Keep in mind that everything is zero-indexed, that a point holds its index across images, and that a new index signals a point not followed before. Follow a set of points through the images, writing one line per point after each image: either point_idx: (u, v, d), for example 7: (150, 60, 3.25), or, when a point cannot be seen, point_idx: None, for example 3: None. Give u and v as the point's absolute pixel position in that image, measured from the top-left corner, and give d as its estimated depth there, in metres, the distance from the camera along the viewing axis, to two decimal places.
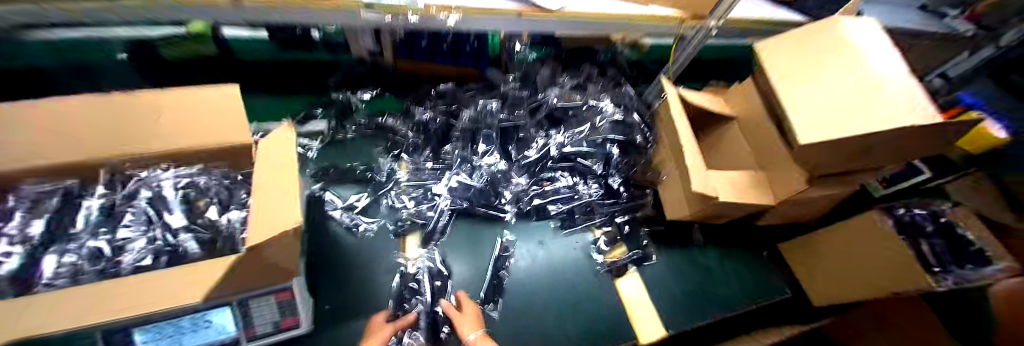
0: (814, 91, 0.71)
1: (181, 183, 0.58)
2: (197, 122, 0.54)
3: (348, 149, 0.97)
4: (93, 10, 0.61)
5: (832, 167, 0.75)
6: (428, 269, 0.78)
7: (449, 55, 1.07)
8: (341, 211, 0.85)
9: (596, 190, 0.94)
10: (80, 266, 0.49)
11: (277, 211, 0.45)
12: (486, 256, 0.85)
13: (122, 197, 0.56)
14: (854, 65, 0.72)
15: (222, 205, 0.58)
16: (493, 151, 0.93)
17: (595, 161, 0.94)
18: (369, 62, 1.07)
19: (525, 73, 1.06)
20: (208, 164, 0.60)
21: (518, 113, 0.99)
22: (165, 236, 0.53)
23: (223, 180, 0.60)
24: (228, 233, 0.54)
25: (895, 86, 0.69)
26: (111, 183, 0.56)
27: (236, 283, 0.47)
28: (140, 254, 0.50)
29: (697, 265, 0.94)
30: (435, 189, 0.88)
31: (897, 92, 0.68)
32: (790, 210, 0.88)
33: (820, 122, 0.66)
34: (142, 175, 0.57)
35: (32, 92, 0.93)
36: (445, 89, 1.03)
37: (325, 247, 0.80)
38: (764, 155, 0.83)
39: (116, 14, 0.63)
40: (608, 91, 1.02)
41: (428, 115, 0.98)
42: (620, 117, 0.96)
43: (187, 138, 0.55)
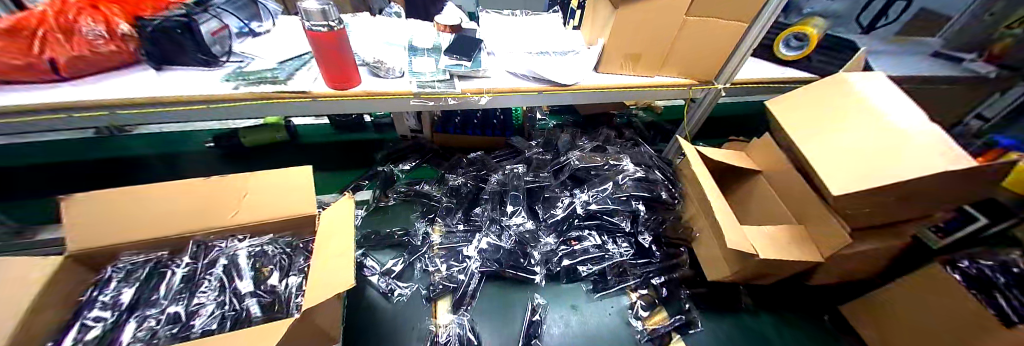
0: (833, 145, 0.73)
1: (253, 252, 0.65)
2: (272, 200, 0.64)
3: (388, 215, 1.05)
4: (200, 111, 0.77)
5: (873, 218, 0.72)
6: (459, 337, 0.78)
7: (477, 129, 1.20)
8: (379, 276, 0.88)
9: (626, 249, 0.92)
10: (157, 330, 0.55)
11: (331, 277, 0.51)
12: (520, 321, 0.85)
13: (202, 265, 0.63)
14: (872, 114, 0.74)
15: (284, 271, 0.65)
16: (521, 211, 0.95)
17: (623, 218, 0.91)
18: (410, 136, 1.28)
19: (547, 139, 1.16)
20: (275, 234, 0.69)
21: (542, 175, 1.03)
22: (232, 301, 0.59)
23: (286, 249, 0.68)
24: (287, 299, 0.61)
25: (921, 132, 0.69)
26: (193, 254, 0.64)
27: None
28: (210, 319, 0.57)
29: (750, 332, 0.88)
30: (466, 251, 0.91)
31: (925, 138, 0.68)
32: (842, 267, 0.83)
33: (847, 175, 0.67)
34: (220, 245, 0.65)
35: (131, 176, 1.11)
36: (475, 157, 1.14)
37: (365, 313, 0.83)
38: (795, 207, 0.82)
39: (216, 113, 0.78)
40: (627, 152, 1.05)
41: (459, 180, 1.06)
42: (642, 175, 0.96)
43: (264, 212, 0.64)
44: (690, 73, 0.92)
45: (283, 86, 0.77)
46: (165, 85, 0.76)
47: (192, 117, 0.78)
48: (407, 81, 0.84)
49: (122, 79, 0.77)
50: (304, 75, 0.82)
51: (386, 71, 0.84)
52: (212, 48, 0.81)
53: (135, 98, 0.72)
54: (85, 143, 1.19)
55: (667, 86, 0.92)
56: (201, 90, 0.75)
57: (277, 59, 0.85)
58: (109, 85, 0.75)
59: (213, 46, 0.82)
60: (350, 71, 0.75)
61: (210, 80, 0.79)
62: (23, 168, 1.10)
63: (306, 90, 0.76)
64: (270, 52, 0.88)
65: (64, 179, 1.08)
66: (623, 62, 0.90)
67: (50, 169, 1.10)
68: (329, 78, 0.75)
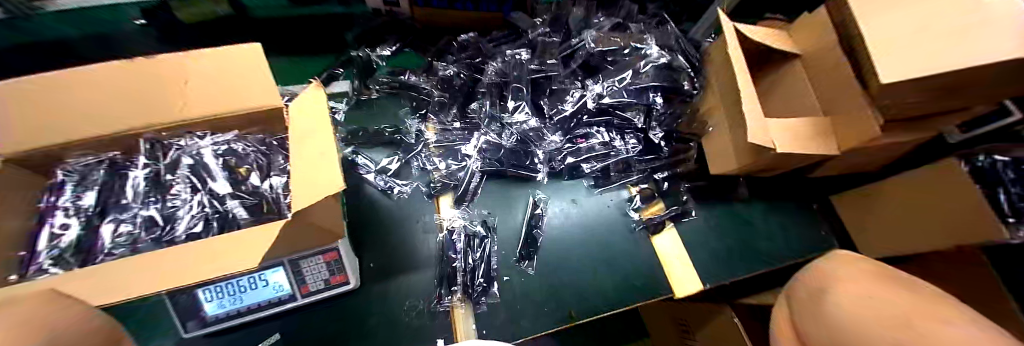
0: (891, 27, 0.62)
1: (221, 150, 0.57)
2: (225, 87, 0.52)
3: (373, 110, 0.94)
4: None
5: (912, 108, 0.66)
6: (464, 229, 0.78)
7: (466, 1, 0.99)
8: (375, 174, 0.83)
9: (633, 145, 0.88)
10: (137, 234, 0.51)
11: (318, 178, 0.43)
12: (514, 215, 0.83)
13: (165, 167, 0.56)
14: (957, 3, 0.63)
15: (264, 171, 0.57)
16: (524, 108, 0.87)
17: (636, 113, 0.87)
18: (385, 12, 1.05)
19: (556, 15, 0.98)
20: (243, 130, 0.60)
21: (549, 62, 0.90)
22: (213, 203, 0.54)
23: (259, 147, 0.59)
24: (274, 199, 0.55)
25: (1013, 18, 0.59)
26: (152, 153, 0.56)
27: (291, 245, 0.48)
28: (192, 221, 0.52)
29: (737, 218, 0.89)
30: (465, 150, 0.86)
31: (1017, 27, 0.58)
32: (857, 158, 0.80)
33: (902, 61, 0.58)
34: (180, 144, 0.57)
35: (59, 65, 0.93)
36: (467, 39, 0.97)
37: (362, 210, 0.80)
38: (827, 97, 0.75)
39: None
40: (651, 31, 0.93)
41: (452, 70, 0.93)
42: (666, 61, 0.87)
43: (214, 104, 0.53)
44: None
45: None
46: None
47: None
48: None
49: None
50: None
51: None
52: None
53: None
54: None
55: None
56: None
57: None
58: None
59: None
60: None
61: None
62: None
63: None
64: None
65: None
66: None
67: None
68: None
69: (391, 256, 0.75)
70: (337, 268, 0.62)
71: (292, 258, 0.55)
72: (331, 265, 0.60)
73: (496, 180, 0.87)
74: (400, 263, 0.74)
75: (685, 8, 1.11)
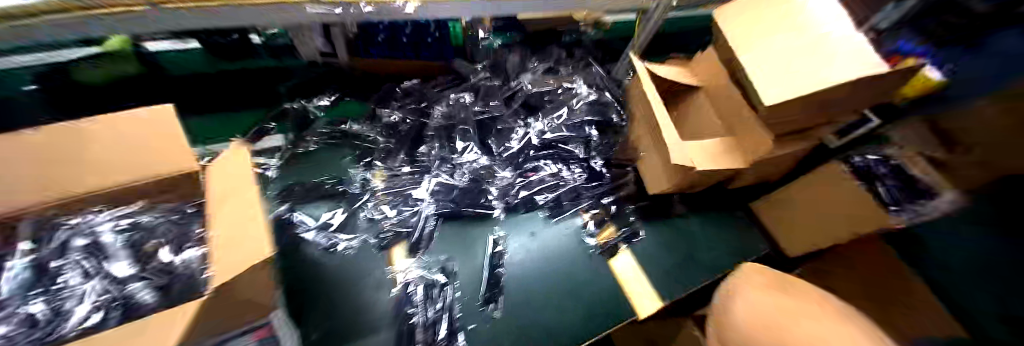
0: (767, 56, 0.74)
1: (121, 226, 0.50)
2: (131, 155, 0.46)
3: (312, 162, 0.88)
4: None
5: (796, 124, 0.78)
6: (422, 278, 0.74)
7: (407, 50, 1.02)
8: (315, 231, 0.77)
9: (579, 174, 0.92)
10: (7, 338, 0.39)
11: (245, 245, 0.40)
12: (471, 256, 0.81)
13: (49, 253, 0.47)
14: (818, 32, 0.76)
15: (177, 245, 0.49)
16: (473, 147, 0.89)
17: (577, 145, 0.93)
18: (321, 63, 1.03)
19: (494, 62, 1.05)
20: (153, 199, 0.52)
21: (492, 104, 0.95)
22: (111, 287, 0.45)
23: (170, 216, 0.53)
24: (187, 274, 0.46)
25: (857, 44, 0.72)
26: (32, 240, 0.48)
27: (209, 327, 0.41)
28: (87, 312, 0.42)
29: (680, 233, 0.95)
30: (416, 194, 0.83)
31: (863, 48, 0.72)
32: (766, 168, 0.91)
33: (778, 84, 0.69)
34: (71, 223, 0.49)
35: None
36: (411, 86, 0.99)
37: (305, 272, 0.73)
38: (730, 119, 0.86)
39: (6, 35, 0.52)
40: (579, 72, 1.02)
41: (396, 116, 0.93)
42: (595, 98, 0.97)
43: (117, 174, 0.47)
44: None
45: None
46: None
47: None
48: None
49: None
50: None
51: None
52: None
53: None
54: None
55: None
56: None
57: None
58: None
59: None
60: None
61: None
62: None
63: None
64: None
65: None
66: None
67: None
68: None
69: (341, 322, 0.68)
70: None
71: (218, 343, 0.46)
72: (264, 345, 0.51)
73: (448, 222, 0.84)
74: (351, 327, 0.68)
75: (606, 51, 1.24)
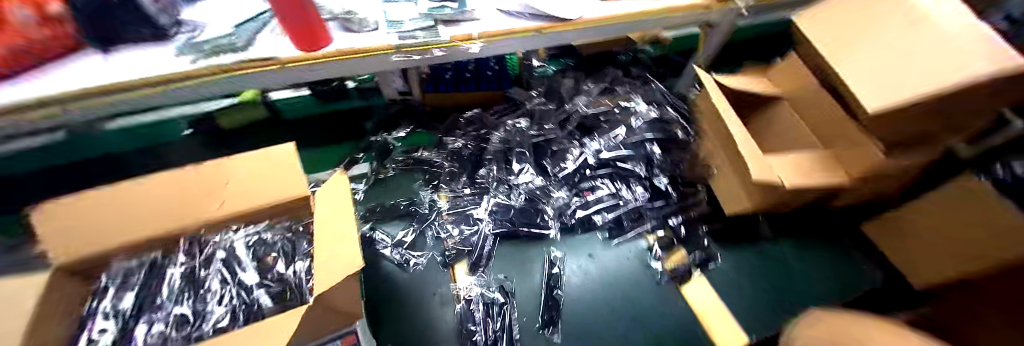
0: (867, 60, 0.65)
1: (251, 241, 0.61)
2: (256, 185, 0.58)
3: (390, 187, 0.99)
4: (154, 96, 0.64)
5: (905, 134, 0.67)
6: (483, 297, 0.77)
7: (470, 83, 1.10)
8: (392, 248, 0.85)
9: (641, 194, 0.88)
10: (167, 333, 0.52)
11: (338, 260, 0.47)
12: (526, 275, 0.82)
13: (200, 263, 0.59)
14: (934, 18, 0.64)
15: (287, 259, 0.60)
16: (528, 169, 0.91)
17: (637, 163, 0.89)
18: (398, 101, 1.16)
19: (549, 86, 1.07)
20: (272, 219, 0.63)
21: (548, 127, 0.96)
22: (241, 294, 0.56)
23: (286, 234, 0.63)
24: (298, 286, 0.56)
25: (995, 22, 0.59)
26: (188, 250, 0.60)
27: (309, 328, 0.48)
28: (220, 315, 0.54)
29: (768, 261, 0.85)
30: (477, 214, 0.88)
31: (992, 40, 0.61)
32: (869, 186, 0.79)
33: (885, 90, 0.60)
34: (215, 238, 0.60)
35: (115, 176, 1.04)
36: (473, 115, 1.06)
37: (383, 284, 0.81)
38: (825, 130, 0.78)
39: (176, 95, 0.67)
40: (637, 90, 1.00)
41: (459, 143, 1.00)
42: (656, 115, 0.93)
43: (246, 200, 0.59)
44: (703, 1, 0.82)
45: (243, 55, 0.64)
46: (116, 67, 0.62)
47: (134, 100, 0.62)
48: (384, 33, 0.73)
49: (72, 67, 0.62)
50: (267, 40, 0.68)
51: (358, 25, 0.72)
52: (158, 19, 0.65)
53: (68, 94, 0.58)
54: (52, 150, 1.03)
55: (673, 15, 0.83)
56: (156, 68, 0.62)
57: (229, 21, 0.70)
58: (45, 79, 0.59)
59: (158, 16, 0.65)
60: (316, 27, 0.63)
61: (164, 57, 0.64)
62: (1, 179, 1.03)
63: (271, 56, 0.65)
64: (223, 14, 0.72)
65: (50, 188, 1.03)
66: None
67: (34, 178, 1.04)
68: (296, 39, 0.64)
69: (412, 335, 0.74)
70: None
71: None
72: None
73: (504, 242, 0.87)
74: (421, 340, 0.73)
75: (663, 67, 1.22)
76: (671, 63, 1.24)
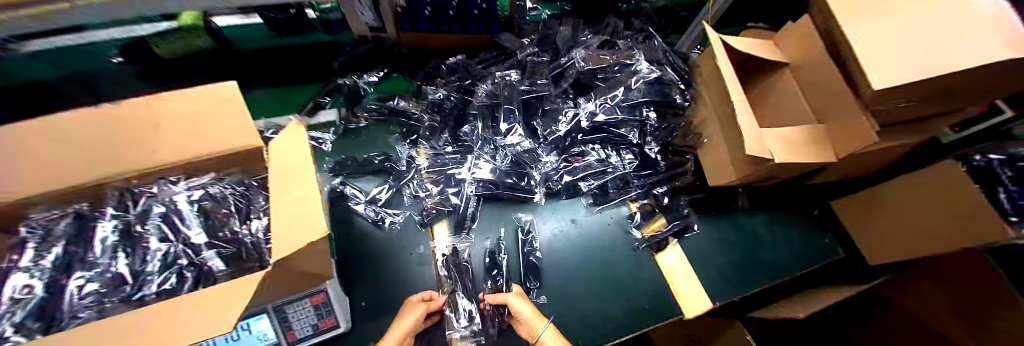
0: (879, 30, 0.61)
1: (196, 196, 0.54)
2: (197, 130, 0.49)
3: (362, 138, 0.91)
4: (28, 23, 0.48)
5: (900, 114, 0.66)
6: (469, 252, 0.77)
7: (454, 24, 0.98)
8: (365, 205, 0.80)
9: (629, 160, 0.86)
10: (104, 293, 0.46)
11: (297, 224, 0.41)
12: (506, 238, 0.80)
13: (135, 217, 0.52)
14: (944, 4, 0.63)
15: (241, 218, 0.54)
16: (517, 130, 0.85)
17: (630, 130, 0.85)
18: (370, 38, 1.03)
19: (543, 35, 0.97)
20: (220, 172, 0.56)
21: (540, 82, 0.88)
22: (188, 253, 0.50)
23: (237, 187, 0.56)
24: (253, 245, 0.51)
25: (995, 19, 0.59)
26: (121, 204, 0.52)
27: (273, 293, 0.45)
28: (165, 276, 0.48)
29: (742, 230, 0.86)
30: (459, 175, 0.83)
31: (1011, 24, 0.59)
32: (851, 165, 0.79)
33: (893, 65, 0.57)
34: (152, 191, 0.53)
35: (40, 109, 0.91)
36: (456, 62, 0.95)
37: (353, 242, 0.76)
38: (822, 105, 0.74)
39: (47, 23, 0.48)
40: (638, 46, 0.92)
41: (440, 93, 0.91)
42: (656, 76, 0.86)
43: (191, 147, 0.50)
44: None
45: None
46: None
47: (13, 28, 0.46)
48: None
49: None
50: None
51: None
52: None
53: None
54: None
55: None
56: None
57: None
58: None
59: None
60: None
61: None
62: None
63: None
64: None
65: None
66: None
67: None
68: None
69: (386, 292, 0.72)
70: (325, 309, 0.58)
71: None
72: (317, 307, 0.57)
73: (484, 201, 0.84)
74: (392, 301, 0.71)
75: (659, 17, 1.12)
76: (669, 12, 1.14)
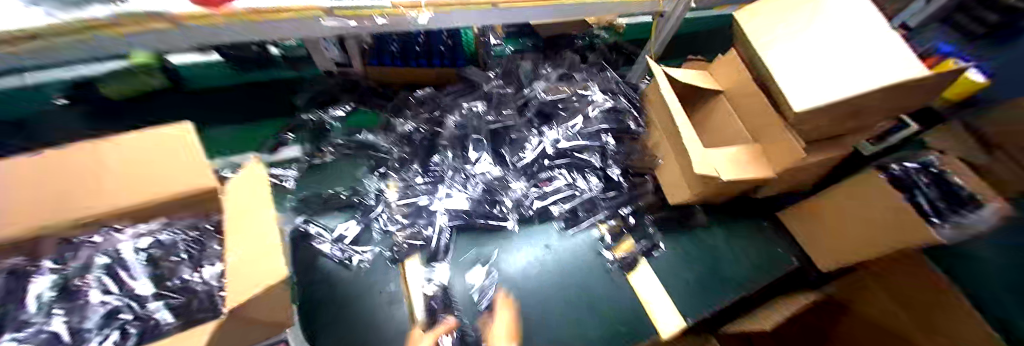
0: (798, 61, 0.70)
1: (144, 244, 0.48)
2: (148, 177, 0.43)
3: (328, 173, 0.90)
4: None
5: (825, 130, 0.74)
6: (443, 289, 0.75)
7: (420, 59, 1.02)
8: (331, 243, 0.78)
9: (595, 184, 0.89)
10: None
11: (257, 265, 0.40)
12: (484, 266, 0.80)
13: (69, 272, 0.45)
14: (852, 35, 0.72)
15: (195, 263, 0.48)
16: (485, 158, 0.87)
17: (592, 154, 0.89)
18: (336, 74, 1.04)
19: (506, 69, 1.01)
20: (169, 216, 0.50)
21: (505, 113, 0.91)
22: (131, 306, 0.44)
23: (188, 232, 0.51)
24: (207, 293, 0.46)
25: (894, 47, 0.69)
26: (57, 255, 0.45)
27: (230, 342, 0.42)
28: (105, 335, 0.42)
29: (702, 245, 0.91)
30: (431, 206, 0.82)
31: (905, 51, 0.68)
32: (791, 178, 0.87)
33: (810, 91, 0.66)
34: (90, 241, 0.46)
35: None
36: (424, 95, 0.98)
37: (320, 285, 0.74)
38: (755, 125, 0.81)
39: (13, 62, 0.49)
40: (593, 78, 0.99)
41: (410, 126, 0.92)
42: (612, 105, 0.92)
43: (133, 193, 0.43)
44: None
45: (123, 6, 0.50)
46: None
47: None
48: None
49: None
50: None
51: None
52: None
53: None
54: None
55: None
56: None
57: None
58: None
59: None
60: None
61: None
62: None
63: (159, 9, 0.51)
64: None
65: None
66: None
67: None
68: None
69: (352, 334, 0.69)
70: None
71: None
72: None
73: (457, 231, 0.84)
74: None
75: (608, 50, 1.22)
76: (616, 46, 1.24)
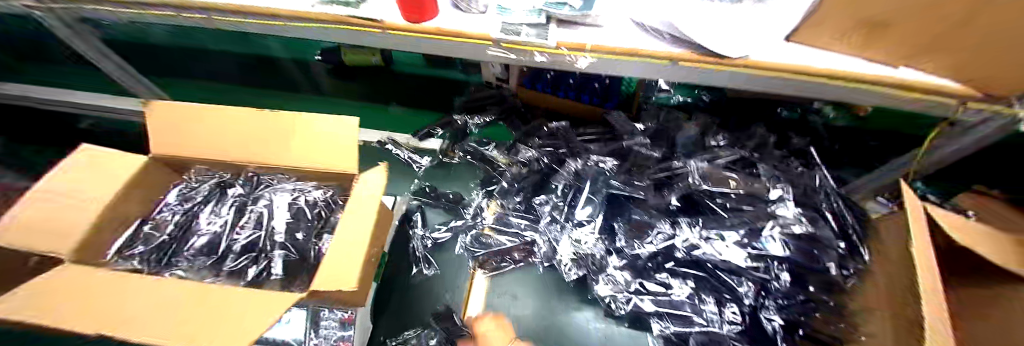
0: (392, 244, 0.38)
1: (297, 199, 0.61)
2: (323, 148, 0.57)
3: (451, 174, 0.98)
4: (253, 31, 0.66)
5: None
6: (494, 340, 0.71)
7: (571, 91, 1.01)
8: (422, 230, 0.83)
9: (729, 318, 0.65)
10: (198, 253, 0.57)
11: (340, 271, 0.42)
12: (544, 323, 0.76)
13: (250, 198, 0.62)
14: None
15: (316, 231, 0.59)
16: (595, 224, 0.73)
17: (746, 282, 0.64)
18: (494, 86, 1.10)
19: (660, 127, 0.85)
20: (324, 184, 0.63)
21: (637, 183, 0.73)
22: (261, 246, 0.57)
23: (328, 202, 0.62)
24: (314, 258, 0.56)
25: None
26: (248, 183, 0.64)
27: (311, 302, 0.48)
28: (241, 260, 0.56)
29: None
30: (529, 241, 0.79)
31: None
32: None
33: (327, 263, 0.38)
34: (272, 183, 0.64)
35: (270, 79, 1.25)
36: (558, 127, 0.92)
37: (402, 277, 0.80)
38: None
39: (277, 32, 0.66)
40: (782, 173, 0.73)
41: (531, 154, 0.87)
42: (806, 230, 0.63)
43: (316, 158, 0.58)
44: (993, 86, 0.53)
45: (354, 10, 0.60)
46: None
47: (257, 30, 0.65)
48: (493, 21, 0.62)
49: None
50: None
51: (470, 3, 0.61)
52: None
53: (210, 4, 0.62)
54: (245, 48, 1.30)
55: (893, 90, 0.57)
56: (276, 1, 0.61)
57: None
58: None
59: None
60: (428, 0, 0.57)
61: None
62: (197, 53, 1.29)
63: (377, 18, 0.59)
64: None
65: (223, 71, 1.26)
66: (837, 36, 0.56)
67: (216, 59, 1.28)
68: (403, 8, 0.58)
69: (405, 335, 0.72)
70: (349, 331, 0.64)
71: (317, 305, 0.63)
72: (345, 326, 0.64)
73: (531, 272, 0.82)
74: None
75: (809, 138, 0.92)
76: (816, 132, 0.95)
